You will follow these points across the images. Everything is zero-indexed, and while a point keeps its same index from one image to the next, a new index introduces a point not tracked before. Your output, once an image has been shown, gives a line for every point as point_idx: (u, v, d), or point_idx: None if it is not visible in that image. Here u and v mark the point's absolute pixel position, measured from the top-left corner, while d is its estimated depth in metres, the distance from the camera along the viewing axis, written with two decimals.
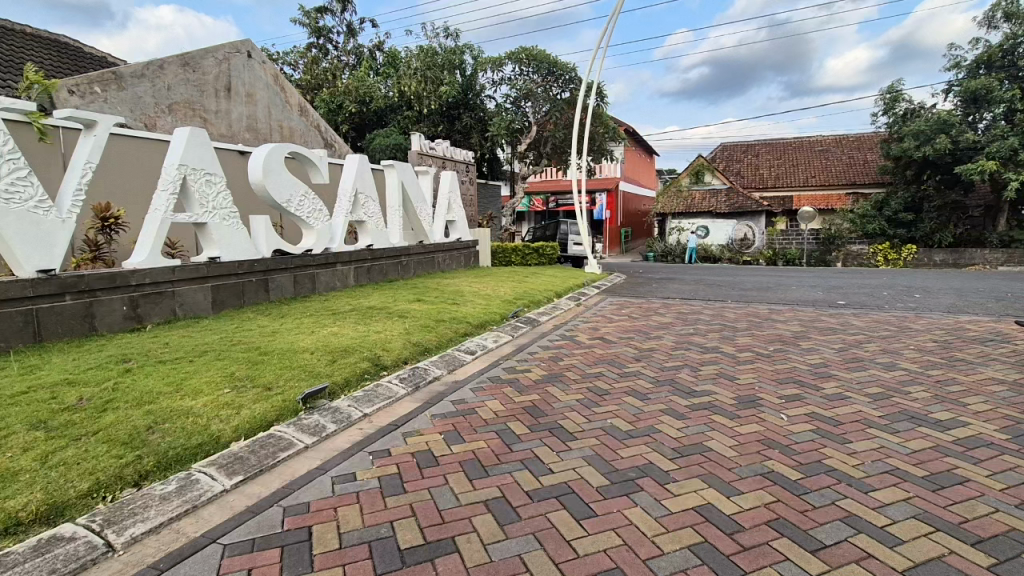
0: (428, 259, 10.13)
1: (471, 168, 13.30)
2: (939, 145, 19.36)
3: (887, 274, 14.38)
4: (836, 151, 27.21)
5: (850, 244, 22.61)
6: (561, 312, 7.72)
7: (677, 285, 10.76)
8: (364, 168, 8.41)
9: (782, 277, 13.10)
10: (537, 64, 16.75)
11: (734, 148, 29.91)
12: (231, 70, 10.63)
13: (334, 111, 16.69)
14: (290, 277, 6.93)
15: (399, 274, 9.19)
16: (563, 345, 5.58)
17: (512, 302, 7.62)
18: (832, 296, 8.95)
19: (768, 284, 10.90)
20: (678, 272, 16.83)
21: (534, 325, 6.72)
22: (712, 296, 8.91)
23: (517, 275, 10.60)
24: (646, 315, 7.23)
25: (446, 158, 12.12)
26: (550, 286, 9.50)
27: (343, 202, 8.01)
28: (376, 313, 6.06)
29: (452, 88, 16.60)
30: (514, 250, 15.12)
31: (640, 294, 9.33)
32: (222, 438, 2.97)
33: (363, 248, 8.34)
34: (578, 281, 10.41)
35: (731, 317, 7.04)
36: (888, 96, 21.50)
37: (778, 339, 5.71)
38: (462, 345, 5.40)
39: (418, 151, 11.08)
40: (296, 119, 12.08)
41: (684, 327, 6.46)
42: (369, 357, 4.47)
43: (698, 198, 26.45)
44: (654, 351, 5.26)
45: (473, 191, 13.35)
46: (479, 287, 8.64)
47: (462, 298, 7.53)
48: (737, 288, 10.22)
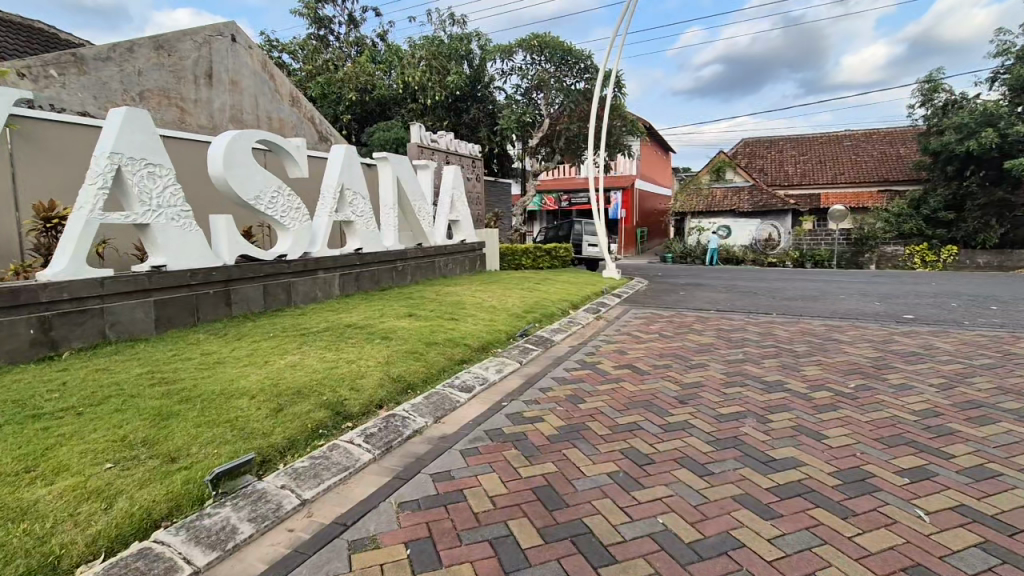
0: (429, 263, 9.07)
1: (478, 164, 12.20)
2: (986, 138, 17.86)
3: (936, 279, 13.04)
4: (867, 146, 25.70)
5: (884, 245, 21.08)
6: (579, 329, 6.59)
7: (709, 292, 9.58)
8: (352, 160, 7.35)
9: (822, 283, 11.85)
10: (549, 52, 15.54)
11: (757, 144, 28.46)
12: (212, 55, 9.65)
13: (333, 104, 15.68)
14: (258, 287, 5.88)
15: (394, 280, 8.12)
16: (583, 378, 4.45)
17: (522, 316, 6.50)
18: (894, 308, 7.70)
19: (812, 292, 9.66)
20: (702, 276, 15.62)
21: (548, 347, 5.59)
22: (753, 308, 7.75)
23: (529, 281, 9.50)
24: (680, 334, 6.10)
25: (450, 152, 11.03)
26: (567, 294, 8.37)
27: (327, 200, 6.95)
28: (357, 334, 4.98)
29: (460, 78, 15.68)
30: (525, 252, 14.01)
31: (668, 305, 8.19)
32: (60, 562, 1.92)
33: (351, 252, 7.28)
34: (598, 289, 9.29)
35: (783, 337, 5.88)
36: (927, 86, 19.99)
37: (855, 371, 4.55)
38: (457, 377, 4.30)
39: (420, 144, 9.98)
40: (286, 110, 11.09)
41: (731, 350, 5.31)
42: (328, 403, 3.38)
43: (719, 196, 25.13)
44: (702, 388, 4.12)
45: (480, 188, 12.26)
46: (485, 296, 7.53)
47: (463, 311, 6.43)
48: (777, 296, 9.04)
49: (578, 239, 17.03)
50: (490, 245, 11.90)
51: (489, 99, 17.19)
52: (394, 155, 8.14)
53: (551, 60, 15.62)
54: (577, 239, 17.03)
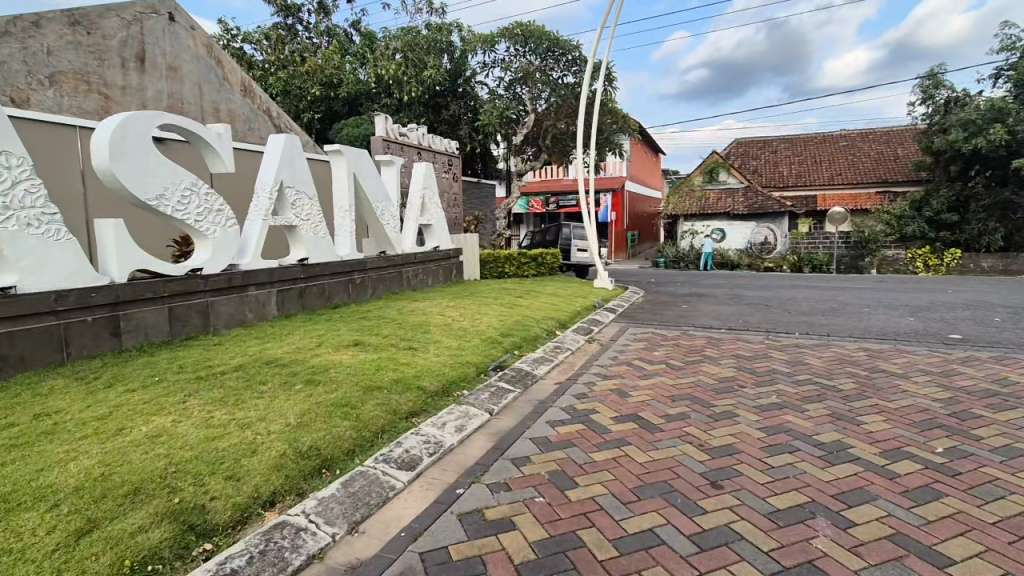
0: (394, 274, 7.89)
1: (455, 161, 11.06)
2: (993, 136, 17.10)
3: (950, 286, 12.18)
4: (863, 147, 24.98)
5: (884, 249, 20.27)
6: (569, 357, 5.43)
7: (713, 304, 8.52)
8: (294, 154, 6.14)
9: (831, 291, 10.86)
10: (534, 42, 14.37)
11: (749, 144, 27.64)
12: (145, 35, 8.39)
13: (299, 99, 14.38)
14: (161, 311, 4.64)
15: (349, 296, 6.92)
16: (573, 439, 3.27)
17: (497, 342, 5.32)
18: (932, 325, 6.66)
19: (828, 304, 8.63)
20: (699, 283, 14.62)
21: (529, 386, 4.41)
22: (770, 326, 6.66)
23: (509, 293, 8.37)
24: (693, 364, 4.98)
25: (422, 147, 9.82)
26: (552, 310, 7.21)
27: (261, 201, 5.76)
28: (274, 376, 3.78)
29: (438, 72, 14.55)
30: (508, 258, 12.89)
31: (670, 322, 7.07)
32: None
33: (294, 263, 6.11)
34: (589, 302, 8.19)
35: (819, 368, 4.78)
36: (928, 83, 19.23)
37: (933, 423, 3.45)
38: (398, 441, 3.10)
39: (387, 138, 8.81)
40: (237, 100, 9.72)
41: (761, 390, 4.19)
42: (177, 513, 2.17)
43: (712, 198, 24.21)
44: (738, 459, 2.97)
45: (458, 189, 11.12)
46: (455, 315, 6.37)
47: (424, 335, 5.26)
48: (791, 309, 7.99)
49: (568, 244, 15.89)
50: (468, 251, 10.74)
51: (470, 95, 16.08)
52: (351, 148, 6.94)
53: (537, 52, 14.51)
54: (567, 244, 15.90)
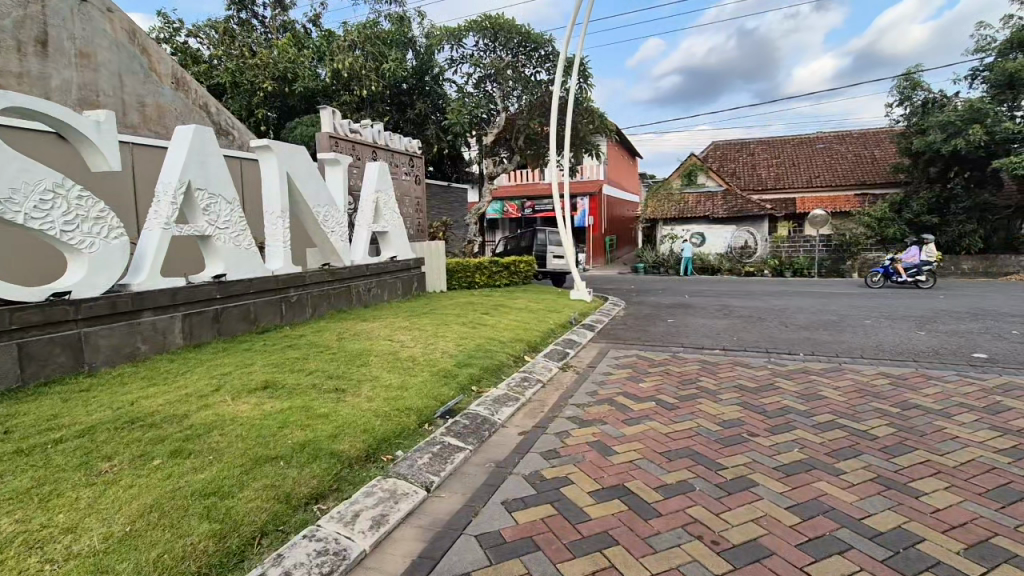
0: (342, 289, 6.89)
1: (417, 162, 10.08)
2: (972, 137, 16.81)
3: (940, 292, 11.69)
4: (840, 149, 24.80)
5: (865, 252, 19.98)
6: (540, 392, 4.49)
7: (702, 318, 7.70)
8: (206, 150, 5.10)
9: (821, 299, 10.19)
10: (504, 36, 13.45)
11: (727, 147, 27.27)
12: (48, 15, 7.24)
13: (248, 95, 13.14)
14: (7, 349, 3.57)
15: (283, 317, 5.89)
16: (538, 534, 2.33)
17: (450, 376, 4.35)
18: (948, 341, 5.93)
19: (825, 314, 7.90)
20: (682, 291, 13.92)
21: (485, 439, 3.45)
22: (769, 345, 5.84)
23: (474, 309, 7.43)
24: (688, 400, 4.10)
25: (377, 145, 8.82)
26: (522, 329, 6.28)
27: (162, 207, 4.72)
28: (126, 445, 2.75)
29: (399, 66, 13.75)
30: (479, 267, 11.98)
31: (656, 342, 6.20)
32: None
33: (208, 282, 5.07)
34: (565, 318, 7.29)
35: (840, 404, 3.93)
36: (906, 84, 18.96)
37: (1015, 492, 2.59)
38: (279, 554, 2.11)
39: (336, 136, 7.79)
40: (168, 94, 8.71)
41: (778, 440, 3.30)
42: None
43: (691, 201, 23.68)
44: (771, 571, 2.06)
45: (420, 192, 10.15)
46: (405, 339, 5.39)
47: (359, 369, 4.27)
48: (788, 321, 7.21)
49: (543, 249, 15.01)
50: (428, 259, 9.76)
51: (438, 93, 15.10)
52: (283, 144, 5.91)
53: (508, 47, 13.63)
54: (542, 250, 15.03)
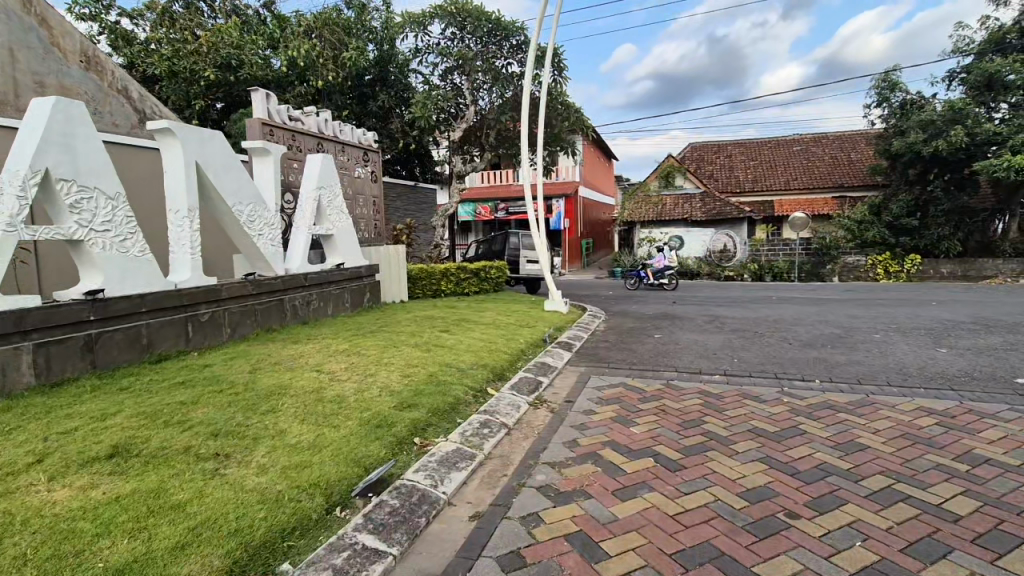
0: (272, 304, 5.79)
1: (372, 156, 9.01)
2: (953, 138, 16.51)
3: (931, 300, 11.16)
4: (817, 151, 24.56)
5: (845, 256, 19.62)
6: (504, 439, 3.50)
7: (692, 332, 6.82)
8: (74, 131, 3.97)
9: (814, 309, 9.46)
10: (474, 24, 12.47)
11: (704, 148, 26.81)
12: None
13: (187, 82, 11.79)
14: None
15: (188, 342, 4.76)
16: None
17: (385, 425, 3.32)
18: (977, 361, 5.15)
19: (826, 327, 7.13)
20: (664, 298, 13.15)
21: (421, 530, 2.43)
22: (776, 370, 4.97)
23: (432, 324, 6.41)
24: (695, 454, 3.15)
25: (322, 135, 7.70)
26: (486, 350, 5.28)
27: (7, 202, 3.57)
28: None
29: (359, 55, 12.61)
30: (444, 274, 10.97)
31: (644, 366, 5.27)
32: None
33: (77, 301, 3.91)
34: (539, 335, 6.32)
35: (889, 459, 3.04)
36: (884, 85, 18.68)
37: None
38: None
39: (272, 124, 6.71)
40: (75, 74, 7.45)
41: (830, 527, 2.37)
42: None
43: (669, 203, 23.06)
44: None
45: (376, 190, 9.08)
46: (338, 368, 4.35)
47: (261, 419, 3.20)
48: (789, 337, 6.39)
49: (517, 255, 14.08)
50: (385, 267, 8.69)
51: (403, 85, 14.03)
52: (189, 126, 4.81)
53: (477, 35, 12.63)
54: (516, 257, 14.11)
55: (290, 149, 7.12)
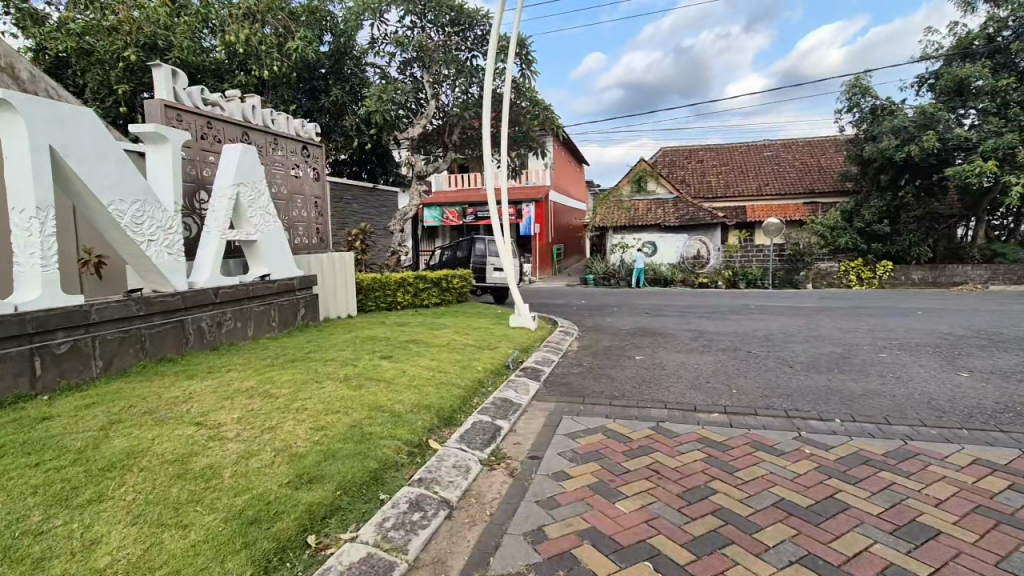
0: (167, 328, 4.66)
1: (313, 150, 7.90)
2: (925, 144, 16.32)
3: (917, 311, 10.66)
4: (787, 157, 24.42)
5: (819, 262, 19.36)
6: (442, 530, 2.49)
7: (679, 353, 5.97)
8: None
9: (802, 322, 8.77)
10: (434, 12, 11.49)
11: (675, 153, 26.43)
12: None
13: (108, 67, 10.45)
14: None
15: (35, 383, 3.60)
16: None
17: (264, 518, 2.29)
18: (1013, 389, 4.40)
19: (824, 345, 6.37)
20: (640, 308, 12.40)
21: None
22: (786, 404, 4.10)
23: (371, 346, 5.38)
24: (710, 555, 2.22)
25: (246, 123, 6.56)
26: (432, 383, 4.29)
27: None
28: None
29: (307, 43, 11.47)
30: (401, 284, 9.92)
31: (627, 400, 4.33)
32: None
33: None
34: (500, 360, 5.35)
35: (980, 558, 2.16)
36: (855, 90, 18.51)
37: None
38: None
39: (181, 108, 5.59)
40: None
41: None
42: None
43: (641, 208, 22.48)
44: None
45: (317, 190, 7.97)
46: (226, 421, 3.27)
47: (70, 521, 2.14)
48: (788, 359, 5.59)
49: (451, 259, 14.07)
50: (329, 274, 7.71)
51: (359, 79, 12.90)
52: (34, 99, 3.68)
53: (438, 25, 11.65)
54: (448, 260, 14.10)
55: (205, 139, 5.96)
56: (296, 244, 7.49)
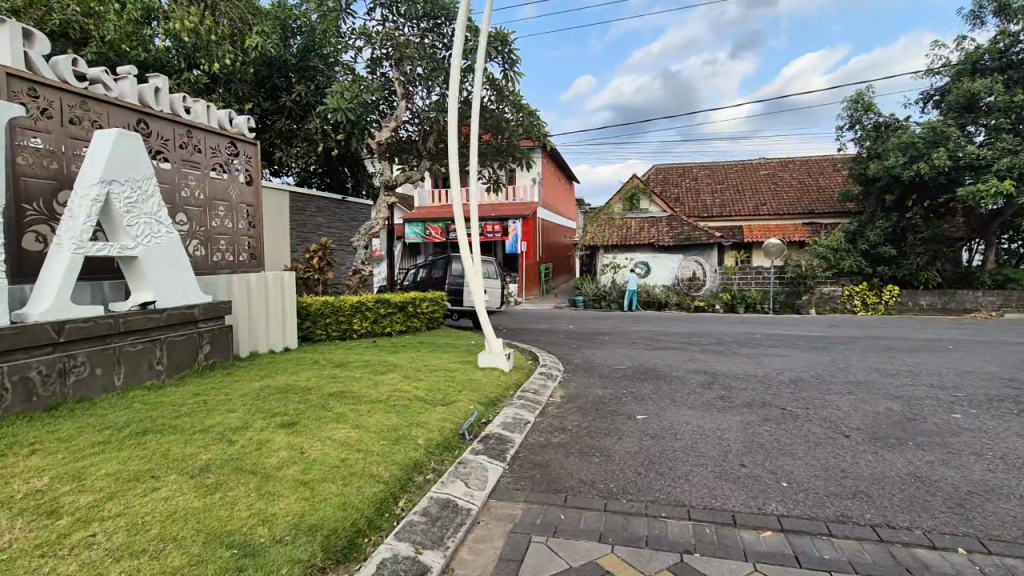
0: None
1: (242, 147, 6.52)
2: (936, 161, 15.34)
3: (949, 345, 9.38)
4: (784, 175, 23.51)
5: (821, 285, 18.21)
6: None
7: (692, 409, 4.59)
8: None
9: (826, 360, 7.44)
10: (410, 3, 10.30)
11: (669, 170, 25.44)
12: None
13: None
14: None
15: None
16: None
17: None
18: None
19: (872, 398, 5.01)
20: (635, 337, 11.03)
21: None
22: (872, 515, 2.71)
23: (277, 403, 3.93)
24: None
25: (143, 108, 5.18)
26: (338, 475, 2.84)
27: None
28: None
29: (264, 36, 10.22)
30: (357, 309, 8.50)
31: (629, 500, 2.90)
32: None
33: None
34: (454, 423, 3.90)
35: None
36: (858, 106, 17.70)
37: None
38: None
39: (38, 81, 4.22)
40: None
41: None
42: None
43: (635, 227, 21.29)
44: None
45: (247, 195, 6.58)
46: None
47: None
48: (839, 422, 4.21)
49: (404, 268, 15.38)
50: (263, 297, 6.50)
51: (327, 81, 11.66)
52: None
53: (414, 17, 10.46)
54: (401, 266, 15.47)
55: (77, 124, 4.56)
56: (215, 262, 6.06)
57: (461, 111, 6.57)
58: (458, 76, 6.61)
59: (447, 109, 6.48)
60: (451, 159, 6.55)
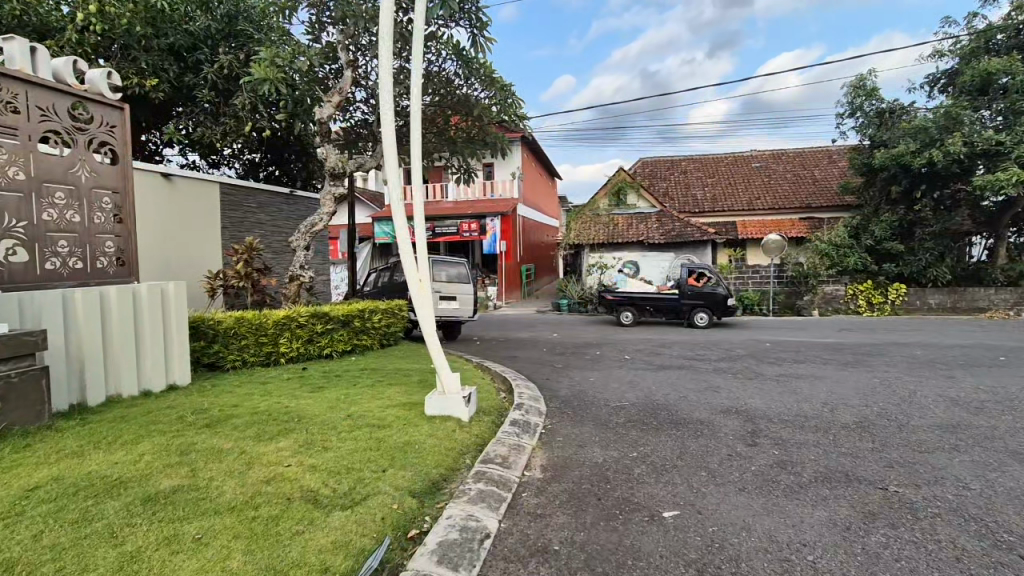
0: None
1: (95, 104, 4.70)
2: (949, 148, 14.06)
3: (1004, 357, 7.87)
4: (778, 168, 22.20)
5: (823, 284, 16.79)
6: None
7: (744, 496, 2.96)
8: None
9: (877, 385, 5.87)
10: None
11: (656, 164, 24.00)
12: None
13: None
14: None
15: None
16: None
17: None
18: None
19: (997, 461, 3.41)
20: (630, 350, 9.41)
21: None
22: None
23: (25, 532, 2.17)
24: None
25: None
26: None
27: None
28: None
29: None
30: (284, 326, 6.74)
31: None
32: None
33: None
34: (349, 559, 2.20)
35: None
36: (860, 91, 16.40)
37: None
38: None
39: None
40: None
41: None
42: None
43: (622, 224, 19.77)
44: None
45: (104, 170, 4.76)
46: None
47: None
48: (987, 523, 2.61)
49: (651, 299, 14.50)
50: (126, 317, 4.66)
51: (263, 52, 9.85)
52: None
53: None
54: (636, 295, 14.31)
55: None
56: (49, 274, 4.28)
57: (419, 93, 4.76)
58: (417, 52, 4.91)
59: (387, 80, 4.65)
60: (389, 140, 4.60)
